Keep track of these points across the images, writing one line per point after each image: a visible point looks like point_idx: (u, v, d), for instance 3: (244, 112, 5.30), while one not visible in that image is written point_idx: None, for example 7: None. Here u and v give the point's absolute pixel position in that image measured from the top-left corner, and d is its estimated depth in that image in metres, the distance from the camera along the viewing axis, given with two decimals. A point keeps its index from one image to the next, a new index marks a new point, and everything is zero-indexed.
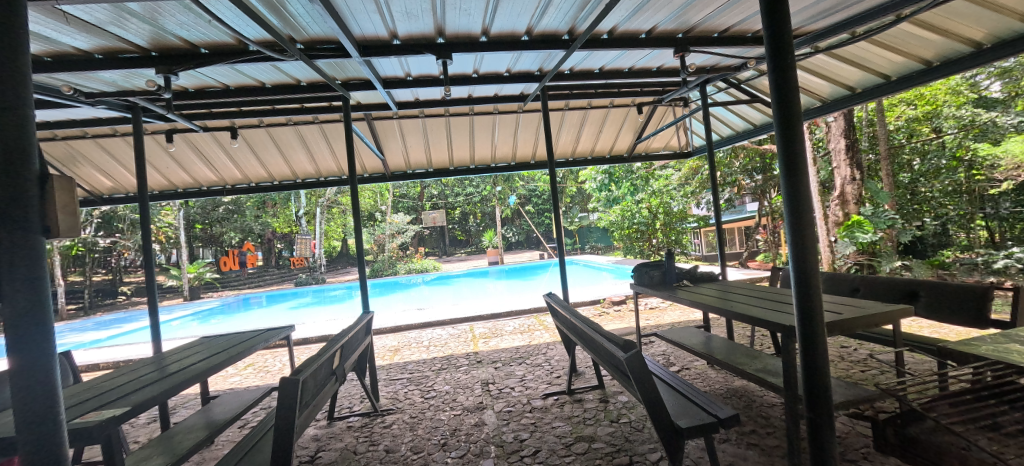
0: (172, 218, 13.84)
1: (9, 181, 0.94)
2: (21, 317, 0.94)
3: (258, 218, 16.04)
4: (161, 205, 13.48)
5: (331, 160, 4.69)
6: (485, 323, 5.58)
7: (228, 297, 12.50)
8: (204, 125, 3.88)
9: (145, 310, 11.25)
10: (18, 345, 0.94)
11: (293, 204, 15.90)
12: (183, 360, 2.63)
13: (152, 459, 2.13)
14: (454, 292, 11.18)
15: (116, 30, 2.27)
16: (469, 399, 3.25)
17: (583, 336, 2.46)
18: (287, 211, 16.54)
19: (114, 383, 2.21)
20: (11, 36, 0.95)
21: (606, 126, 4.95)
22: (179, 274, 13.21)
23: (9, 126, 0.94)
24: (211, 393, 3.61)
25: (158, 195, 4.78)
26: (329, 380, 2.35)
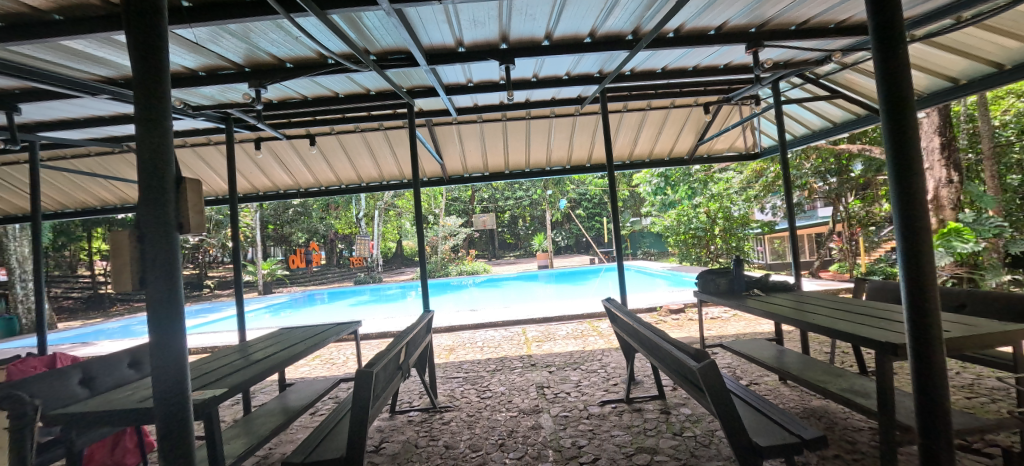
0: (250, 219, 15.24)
1: (153, 185, 1.08)
2: (159, 302, 1.08)
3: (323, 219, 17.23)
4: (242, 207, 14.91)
5: (394, 166, 4.93)
6: (538, 326, 5.58)
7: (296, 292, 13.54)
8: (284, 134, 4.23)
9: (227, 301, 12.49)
10: (155, 326, 1.07)
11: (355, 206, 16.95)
12: (265, 349, 2.87)
13: (241, 439, 2.35)
14: (503, 294, 11.31)
15: (217, 48, 2.53)
16: (525, 402, 3.25)
17: (648, 343, 2.38)
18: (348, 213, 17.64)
19: (210, 367, 2.46)
20: (155, 59, 1.09)
21: (666, 128, 4.80)
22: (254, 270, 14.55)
23: (154, 136, 1.08)
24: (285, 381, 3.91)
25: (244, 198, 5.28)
26: (396, 375, 2.45)
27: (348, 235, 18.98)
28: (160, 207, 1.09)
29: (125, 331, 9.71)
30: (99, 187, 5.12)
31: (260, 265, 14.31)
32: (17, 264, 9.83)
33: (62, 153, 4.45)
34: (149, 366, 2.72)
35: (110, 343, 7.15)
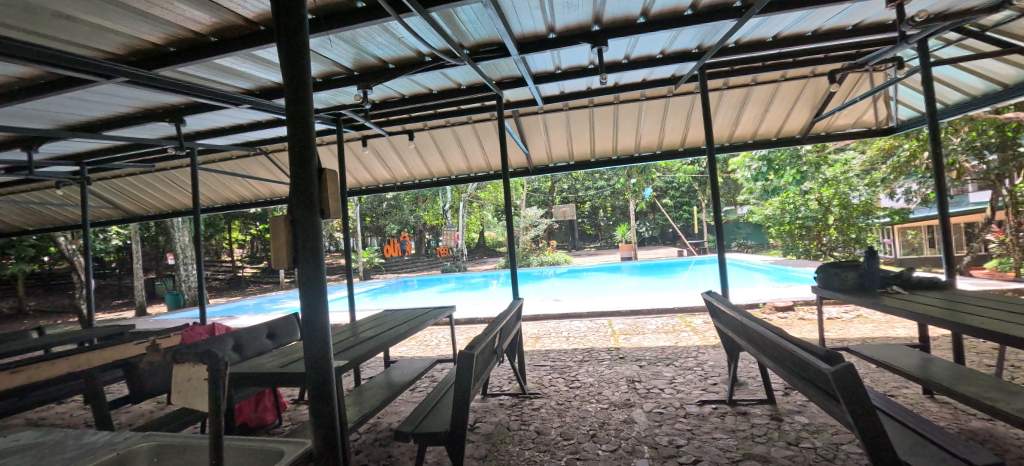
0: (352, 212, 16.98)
1: (301, 179, 1.23)
2: (308, 282, 1.23)
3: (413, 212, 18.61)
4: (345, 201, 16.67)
5: (481, 158, 5.10)
6: (624, 319, 5.42)
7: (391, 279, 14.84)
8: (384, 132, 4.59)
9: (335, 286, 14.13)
10: (307, 302, 1.23)
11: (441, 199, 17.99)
12: (374, 328, 3.17)
13: (357, 407, 2.63)
14: (585, 286, 11.18)
15: (332, 55, 2.81)
16: (616, 394, 3.18)
17: (759, 341, 2.17)
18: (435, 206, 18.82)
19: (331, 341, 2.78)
20: (299, 65, 1.22)
21: (775, 104, 4.30)
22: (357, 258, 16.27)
23: (300, 135, 1.22)
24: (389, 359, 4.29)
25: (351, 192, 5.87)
26: (492, 358, 2.55)
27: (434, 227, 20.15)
28: (306, 195, 1.23)
29: (259, 308, 11.46)
30: (239, 186, 6.03)
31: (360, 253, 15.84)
32: (182, 251, 12.07)
33: (212, 158, 5.32)
34: (283, 337, 3.16)
35: (248, 318, 8.48)
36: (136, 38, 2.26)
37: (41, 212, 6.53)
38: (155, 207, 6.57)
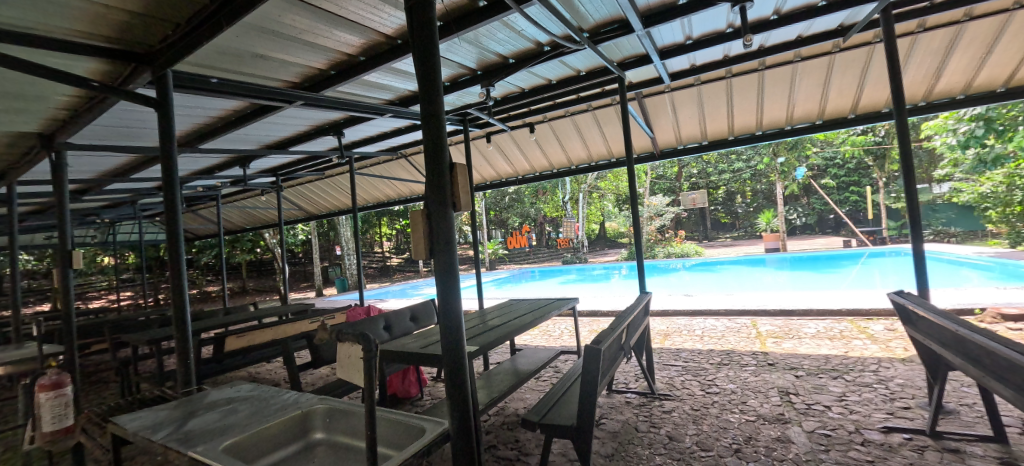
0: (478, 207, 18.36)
1: (435, 175, 1.29)
2: (443, 273, 1.30)
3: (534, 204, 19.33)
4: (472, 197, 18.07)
5: (602, 146, 4.91)
6: (773, 320, 4.68)
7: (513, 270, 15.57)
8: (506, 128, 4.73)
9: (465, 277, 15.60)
10: (443, 291, 1.30)
11: (560, 191, 18.22)
12: (501, 317, 3.30)
13: (486, 390, 2.76)
14: (721, 280, 10.06)
15: (458, 59, 2.97)
16: (765, 407, 2.74)
17: (989, 361, 1.61)
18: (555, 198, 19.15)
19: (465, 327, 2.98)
20: (431, 68, 1.28)
21: (1010, 42, 3.15)
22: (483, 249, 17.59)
23: (433, 134, 1.28)
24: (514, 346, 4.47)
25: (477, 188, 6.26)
26: (618, 355, 2.42)
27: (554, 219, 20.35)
28: (439, 189, 1.29)
29: (403, 293, 13.15)
30: (385, 187, 6.92)
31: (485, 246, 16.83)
32: (346, 243, 14.51)
33: (364, 164, 6.24)
34: (423, 320, 3.52)
35: (396, 302, 9.77)
36: (306, 66, 2.67)
37: (255, 215, 8.49)
38: (326, 208, 7.98)
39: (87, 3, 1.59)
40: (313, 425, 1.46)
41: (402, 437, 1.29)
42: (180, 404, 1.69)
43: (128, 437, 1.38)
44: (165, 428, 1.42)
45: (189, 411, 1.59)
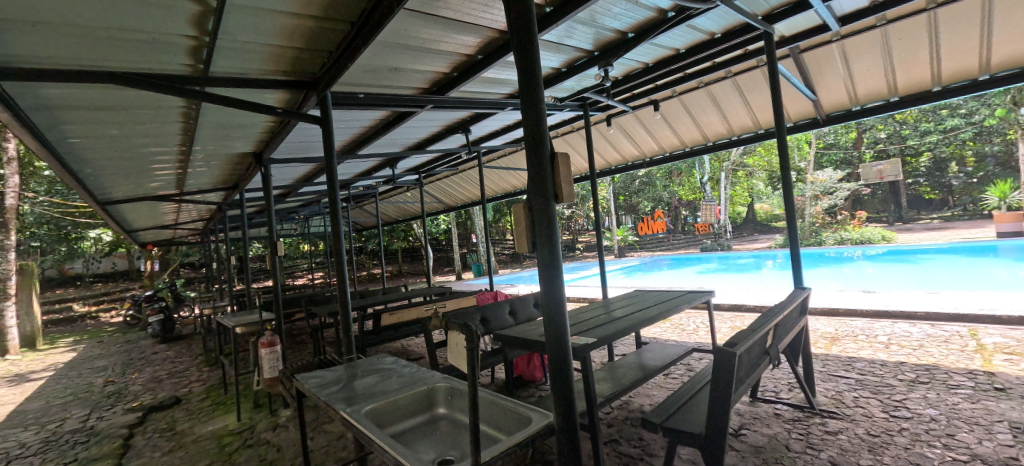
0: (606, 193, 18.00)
1: (534, 161, 1.21)
2: (547, 264, 1.23)
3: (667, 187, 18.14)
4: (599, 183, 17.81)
5: (745, 117, 4.25)
6: (1010, 330, 3.44)
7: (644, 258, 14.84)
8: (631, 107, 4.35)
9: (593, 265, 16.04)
10: (545, 282, 1.24)
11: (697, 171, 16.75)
12: (624, 308, 3.13)
13: (608, 383, 2.68)
14: (923, 274, 7.84)
15: (573, 42, 2.88)
16: (989, 446, 2.02)
17: None
18: (691, 179, 17.61)
19: (585, 317, 2.93)
20: (527, 48, 1.20)
21: None
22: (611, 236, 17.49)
23: (531, 119, 1.19)
24: (642, 340, 4.24)
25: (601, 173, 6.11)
26: (761, 360, 2.06)
27: (692, 201, 19.14)
28: (540, 181, 1.22)
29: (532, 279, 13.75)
30: (511, 178, 7.19)
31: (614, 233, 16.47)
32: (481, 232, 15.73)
33: (493, 157, 6.42)
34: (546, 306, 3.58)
35: (524, 287, 10.21)
36: (433, 71, 2.78)
37: (406, 208, 9.79)
38: (461, 200, 8.71)
39: (267, 46, 1.98)
40: (437, 401, 1.61)
41: (511, 423, 1.33)
42: (344, 369, 2.05)
43: (306, 391, 1.75)
44: (330, 387, 1.75)
45: (348, 374, 1.94)
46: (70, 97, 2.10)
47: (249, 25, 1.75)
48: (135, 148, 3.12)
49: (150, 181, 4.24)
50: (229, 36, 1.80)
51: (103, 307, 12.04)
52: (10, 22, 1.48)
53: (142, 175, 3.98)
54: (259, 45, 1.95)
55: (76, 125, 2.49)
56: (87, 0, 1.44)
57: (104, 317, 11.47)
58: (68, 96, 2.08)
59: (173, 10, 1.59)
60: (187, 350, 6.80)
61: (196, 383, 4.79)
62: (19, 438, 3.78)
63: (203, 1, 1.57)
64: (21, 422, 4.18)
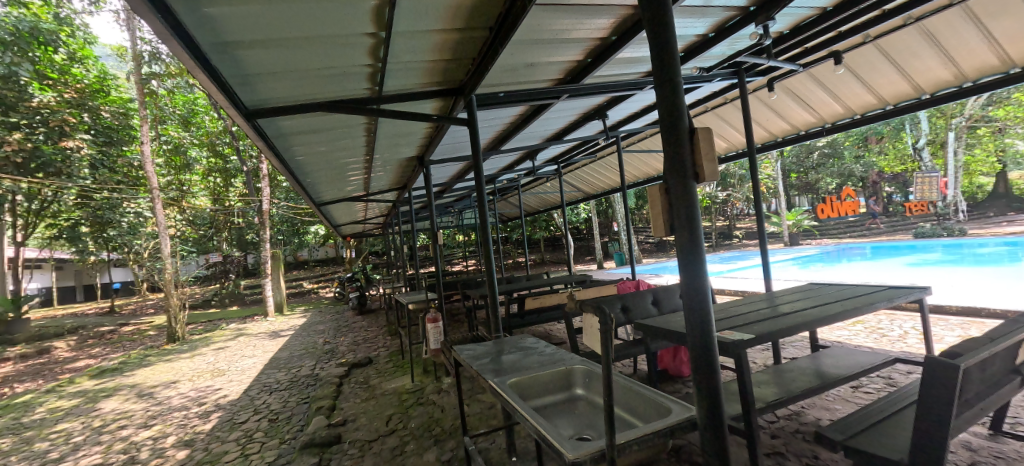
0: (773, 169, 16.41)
1: (671, 139, 1.13)
2: (686, 248, 1.13)
3: (860, 158, 15.38)
4: (763, 160, 15.60)
5: (987, 53, 3.13)
6: None
7: (829, 249, 12.30)
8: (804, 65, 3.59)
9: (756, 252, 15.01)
10: (684, 267, 1.14)
11: (907, 135, 13.52)
12: (794, 303, 2.67)
13: (770, 387, 2.34)
14: None
15: (722, 1, 2.52)
16: None
17: None
18: (899, 145, 14.07)
19: (742, 311, 2.60)
20: (662, 19, 1.13)
21: None
22: (781, 221, 15.51)
23: (666, 95, 1.13)
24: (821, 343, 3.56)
25: (763, 148, 5.31)
26: (1006, 379, 1.53)
27: (898, 174, 15.91)
28: (678, 160, 1.13)
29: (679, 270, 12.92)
30: (652, 162, 6.77)
31: (785, 216, 14.66)
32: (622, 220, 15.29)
33: (633, 141, 6.08)
34: None
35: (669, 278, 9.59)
36: (566, 61, 2.81)
37: (545, 199, 10.17)
38: (600, 188, 8.58)
39: (423, 62, 2.30)
40: (575, 381, 1.67)
41: (650, 412, 1.30)
42: (493, 345, 2.28)
43: (462, 360, 2.02)
44: (481, 358, 1.98)
45: (496, 349, 2.16)
46: (297, 125, 2.82)
47: (408, 46, 2.06)
48: (337, 159, 4.00)
49: (349, 186, 5.40)
50: (395, 59, 2.16)
51: (324, 285, 15.86)
52: (262, 75, 2.06)
53: (343, 181, 5.09)
54: (416, 62, 2.28)
55: (301, 146, 3.33)
56: (304, 50, 1.92)
57: (324, 292, 15.10)
58: (296, 124, 2.80)
59: (355, 45, 1.98)
60: (377, 321, 8.48)
61: (384, 348, 5.96)
62: (281, 375, 5.33)
63: (376, 34, 1.92)
64: (281, 364, 5.87)
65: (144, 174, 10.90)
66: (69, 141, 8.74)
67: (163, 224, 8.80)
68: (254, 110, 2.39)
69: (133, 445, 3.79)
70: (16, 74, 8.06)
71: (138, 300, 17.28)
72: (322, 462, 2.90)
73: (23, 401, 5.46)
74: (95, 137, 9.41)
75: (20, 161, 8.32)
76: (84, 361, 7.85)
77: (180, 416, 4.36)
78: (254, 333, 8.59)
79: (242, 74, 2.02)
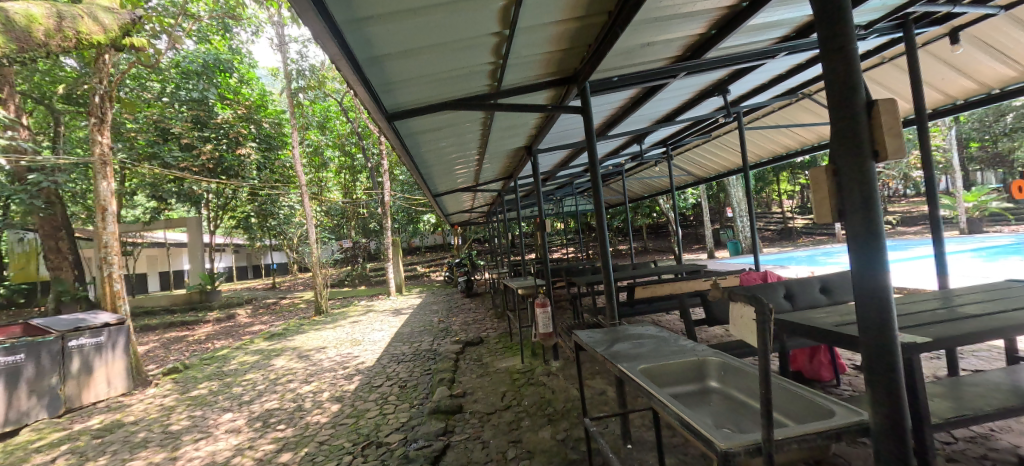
0: (943, 139, 13.71)
1: (841, 115, 1.01)
2: (861, 236, 1.01)
3: None
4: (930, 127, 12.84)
5: None
6: None
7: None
8: (1003, 6, 2.86)
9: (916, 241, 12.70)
10: (859, 257, 1.02)
11: None
12: (985, 302, 2.19)
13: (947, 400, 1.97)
14: None
15: None
16: None
17: None
18: None
19: (910, 309, 2.21)
20: None
21: None
22: (954, 203, 12.90)
23: (838, 65, 1.01)
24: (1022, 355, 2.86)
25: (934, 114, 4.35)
26: None
27: None
28: (853, 138, 0.99)
29: (810, 261, 11.40)
30: (780, 139, 5.98)
31: (961, 196, 11.87)
32: (738, 205, 13.83)
33: (757, 115, 5.41)
34: (839, 293, 3.01)
35: (799, 270, 8.45)
36: (687, 36, 2.64)
37: (651, 184, 9.69)
38: (714, 169, 7.85)
39: (540, 54, 2.36)
40: (708, 373, 1.62)
41: (805, 412, 1.21)
42: (611, 332, 2.29)
43: (584, 345, 2.08)
44: (603, 344, 2.02)
45: (616, 336, 2.17)
46: (424, 124, 3.13)
47: (528, 41, 2.13)
48: (452, 154, 4.33)
49: (460, 177, 5.80)
50: (515, 54, 2.26)
51: (434, 269, 17.32)
52: (402, 82, 2.33)
53: (456, 173, 5.48)
54: (534, 55, 2.35)
55: (425, 143, 3.68)
56: (438, 55, 2.12)
57: (434, 276, 16.51)
58: (424, 123, 3.11)
59: (481, 46, 2.12)
60: (483, 304, 9.03)
61: (493, 330, 6.36)
62: (406, 348, 6.02)
63: (501, 32, 2.02)
64: (405, 338, 6.63)
65: (294, 173, 13.02)
66: (243, 149, 10.81)
67: (309, 215, 10.43)
68: (392, 113, 2.71)
69: (300, 395, 4.65)
70: (206, 98, 10.30)
71: (292, 278, 20.86)
72: (448, 427, 3.23)
73: (224, 354, 7.04)
74: (260, 145, 11.50)
75: (212, 166, 10.54)
76: (260, 326, 9.80)
77: (331, 376, 5.22)
78: (381, 310, 9.80)
79: (386, 83, 2.31)
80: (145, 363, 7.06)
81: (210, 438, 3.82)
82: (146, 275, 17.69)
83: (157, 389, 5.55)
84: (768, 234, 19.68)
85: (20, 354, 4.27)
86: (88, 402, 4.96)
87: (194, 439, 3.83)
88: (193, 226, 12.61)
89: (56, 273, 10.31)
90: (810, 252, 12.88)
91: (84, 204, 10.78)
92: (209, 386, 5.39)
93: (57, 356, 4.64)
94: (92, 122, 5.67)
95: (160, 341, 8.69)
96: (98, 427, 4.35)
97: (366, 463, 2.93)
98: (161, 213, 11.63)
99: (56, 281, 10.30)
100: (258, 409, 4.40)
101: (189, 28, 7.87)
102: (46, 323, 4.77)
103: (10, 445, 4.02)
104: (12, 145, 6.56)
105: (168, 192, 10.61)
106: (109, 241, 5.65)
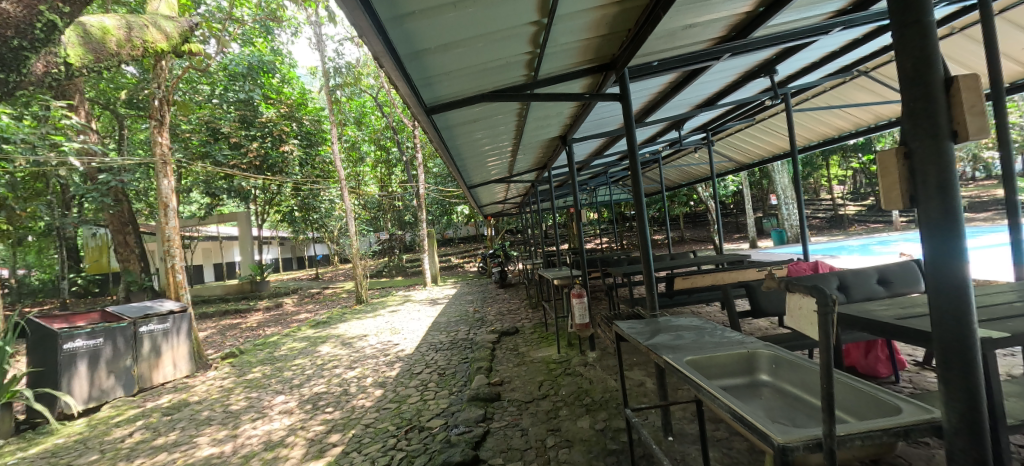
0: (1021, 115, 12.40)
1: (917, 95, 0.94)
2: (936, 218, 0.94)
3: None
4: None
5: None
6: None
7: None
8: None
9: (984, 229, 11.71)
10: (933, 241, 0.95)
11: None
12: None
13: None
14: None
15: None
16: None
17: None
18: None
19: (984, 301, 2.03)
20: None
21: None
22: None
23: (915, 39, 0.93)
24: None
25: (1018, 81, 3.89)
26: None
27: None
28: (927, 115, 0.92)
29: (863, 251, 10.70)
30: (832, 120, 5.61)
31: None
32: (783, 192, 13.16)
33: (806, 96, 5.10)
34: (899, 285, 2.80)
35: (856, 260, 7.74)
36: (733, 15, 2.52)
37: (689, 171, 9.37)
38: (758, 155, 7.49)
39: (578, 41, 2.33)
40: (758, 366, 1.58)
41: (868, 409, 1.15)
42: (651, 322, 2.25)
43: (624, 335, 2.06)
44: (644, 334, 2.00)
45: (655, 327, 2.13)
46: (461, 116, 3.17)
47: (568, 28, 2.10)
48: (485, 146, 4.37)
49: (494, 168, 5.83)
50: (554, 42, 2.23)
51: (468, 259, 17.65)
52: (440, 75, 2.36)
53: (490, 164, 5.52)
54: (573, 43, 2.32)
55: (461, 135, 3.73)
56: (476, 46, 2.13)
57: (468, 267, 16.82)
58: (461, 115, 3.15)
59: (520, 35, 2.11)
60: (517, 295, 9.12)
61: (528, 320, 6.44)
62: (443, 337, 6.20)
63: (539, 21, 2.01)
64: (442, 327, 6.81)
65: (333, 168, 13.48)
66: (286, 145, 11.36)
67: (349, 209, 10.66)
68: (431, 108, 2.78)
69: (346, 380, 4.89)
70: (251, 98, 10.83)
71: (334, 268, 21.89)
72: (487, 414, 3.31)
73: (275, 340, 7.48)
74: (301, 142, 12.01)
75: (259, 163, 11.05)
76: (306, 314, 10.35)
77: (373, 362, 5.45)
78: (418, 300, 10.14)
79: (425, 76, 2.35)
80: (204, 348, 7.62)
81: (266, 418, 4.09)
82: (201, 266, 19.05)
83: (217, 372, 6.00)
84: (816, 222, 18.61)
85: (98, 338, 4.71)
86: (157, 382, 5.43)
87: (251, 419, 4.12)
88: (243, 220, 13.41)
89: (125, 264, 11.26)
90: (863, 241, 12.09)
91: (147, 201, 11.66)
92: (262, 370, 5.75)
93: (130, 340, 5.10)
94: (152, 125, 6.03)
95: (217, 327, 9.37)
96: (167, 405, 4.77)
97: (409, 447, 3.05)
98: (214, 209, 12.40)
99: (126, 272, 11.29)
100: (308, 392, 4.66)
101: (233, 30, 8.23)
102: (119, 310, 5.25)
103: (94, 420, 4.47)
104: (85, 148, 7.17)
105: (220, 188, 11.29)
106: (171, 235, 6.07)
